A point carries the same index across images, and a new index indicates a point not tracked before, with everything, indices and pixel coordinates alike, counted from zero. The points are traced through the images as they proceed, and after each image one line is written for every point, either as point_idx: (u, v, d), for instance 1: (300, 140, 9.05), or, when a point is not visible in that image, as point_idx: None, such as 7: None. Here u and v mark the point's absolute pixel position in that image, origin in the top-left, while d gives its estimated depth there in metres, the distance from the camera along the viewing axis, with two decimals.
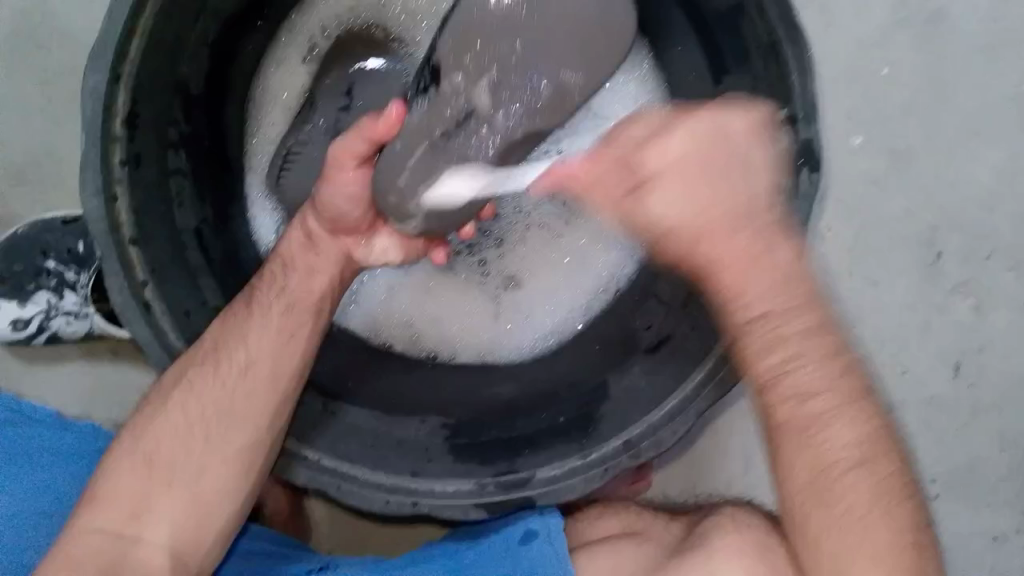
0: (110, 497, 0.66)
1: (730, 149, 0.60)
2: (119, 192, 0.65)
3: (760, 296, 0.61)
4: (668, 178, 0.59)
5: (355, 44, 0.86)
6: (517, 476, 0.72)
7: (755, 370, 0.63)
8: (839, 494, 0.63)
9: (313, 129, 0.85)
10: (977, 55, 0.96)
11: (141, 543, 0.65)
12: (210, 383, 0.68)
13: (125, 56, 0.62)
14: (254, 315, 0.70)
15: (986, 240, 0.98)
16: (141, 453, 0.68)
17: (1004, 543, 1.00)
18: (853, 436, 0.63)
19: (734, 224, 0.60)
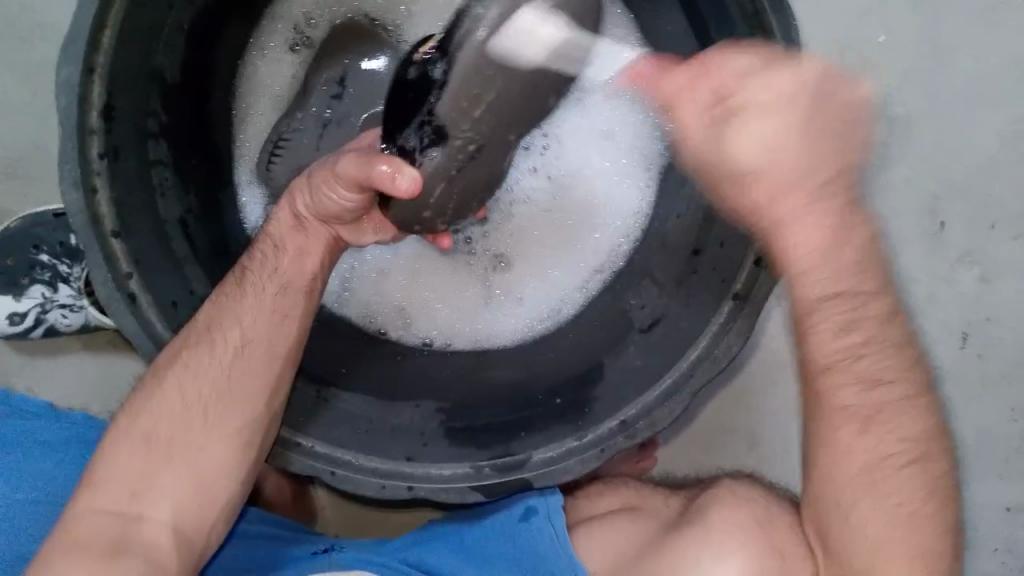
0: (111, 479, 0.65)
1: (838, 100, 0.60)
2: (99, 184, 0.64)
3: (819, 262, 0.63)
4: (760, 114, 0.60)
5: (343, 33, 0.85)
6: (514, 459, 0.71)
7: (818, 353, 0.65)
8: (867, 482, 0.65)
9: (304, 117, 0.85)
10: (977, 18, 0.94)
11: (144, 520, 0.64)
12: (205, 361, 0.67)
13: (98, 45, 0.61)
14: (246, 293, 0.69)
15: (991, 208, 0.96)
16: (139, 432, 0.67)
17: (1019, 515, 0.97)
18: (908, 428, 0.65)
19: (823, 164, 0.62)
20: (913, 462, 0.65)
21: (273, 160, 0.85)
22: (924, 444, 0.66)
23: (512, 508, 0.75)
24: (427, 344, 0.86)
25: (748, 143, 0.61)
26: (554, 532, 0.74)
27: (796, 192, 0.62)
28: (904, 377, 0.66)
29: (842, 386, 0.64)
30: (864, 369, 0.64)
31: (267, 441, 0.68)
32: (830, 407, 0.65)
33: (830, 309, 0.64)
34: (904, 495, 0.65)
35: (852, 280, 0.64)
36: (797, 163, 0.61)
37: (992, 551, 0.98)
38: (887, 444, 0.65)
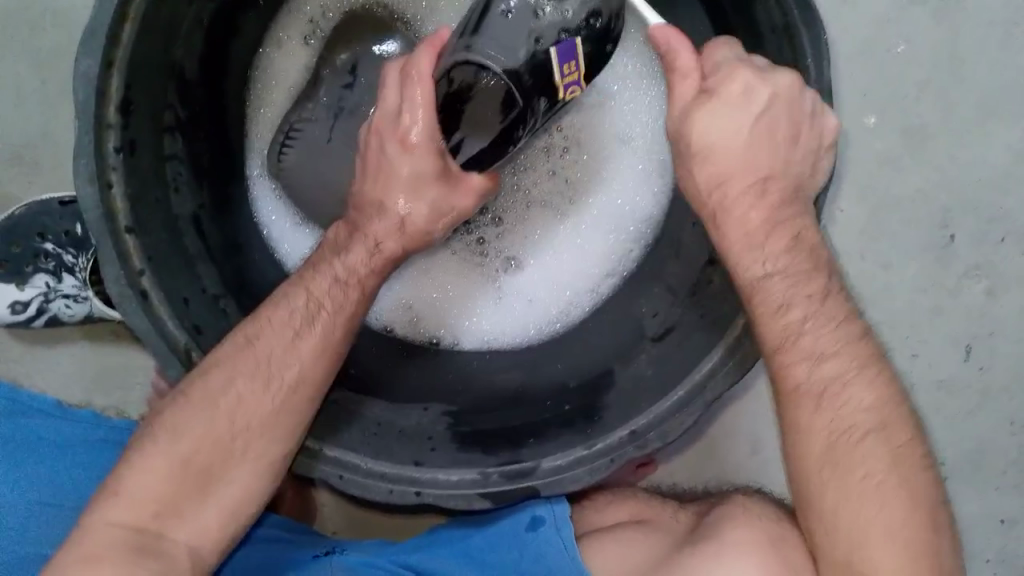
0: (137, 493, 0.63)
1: (794, 113, 0.64)
2: (114, 179, 0.63)
3: (773, 255, 0.65)
4: (722, 103, 0.65)
5: (353, 25, 0.84)
6: (523, 466, 0.71)
7: (776, 357, 0.64)
8: (857, 461, 0.63)
9: (317, 108, 0.81)
10: (995, 33, 0.94)
11: (163, 540, 0.63)
12: (257, 394, 0.66)
13: (118, 39, 0.60)
14: (303, 324, 0.68)
15: (1000, 223, 0.96)
16: (177, 453, 0.64)
17: (1015, 528, 0.98)
18: (872, 397, 0.64)
19: (756, 178, 0.66)
20: (874, 431, 0.63)
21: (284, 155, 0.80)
22: (882, 409, 0.64)
23: (518, 515, 0.75)
24: (437, 344, 0.86)
25: (707, 127, 0.66)
26: (562, 541, 0.74)
27: (740, 179, 0.66)
28: (847, 350, 0.64)
29: (792, 367, 0.64)
30: (806, 347, 0.64)
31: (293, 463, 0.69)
32: (787, 390, 0.65)
33: (775, 292, 0.64)
34: (871, 465, 0.63)
35: (786, 261, 0.64)
36: (729, 153, 0.66)
37: (985, 562, 0.98)
38: (845, 417, 0.63)
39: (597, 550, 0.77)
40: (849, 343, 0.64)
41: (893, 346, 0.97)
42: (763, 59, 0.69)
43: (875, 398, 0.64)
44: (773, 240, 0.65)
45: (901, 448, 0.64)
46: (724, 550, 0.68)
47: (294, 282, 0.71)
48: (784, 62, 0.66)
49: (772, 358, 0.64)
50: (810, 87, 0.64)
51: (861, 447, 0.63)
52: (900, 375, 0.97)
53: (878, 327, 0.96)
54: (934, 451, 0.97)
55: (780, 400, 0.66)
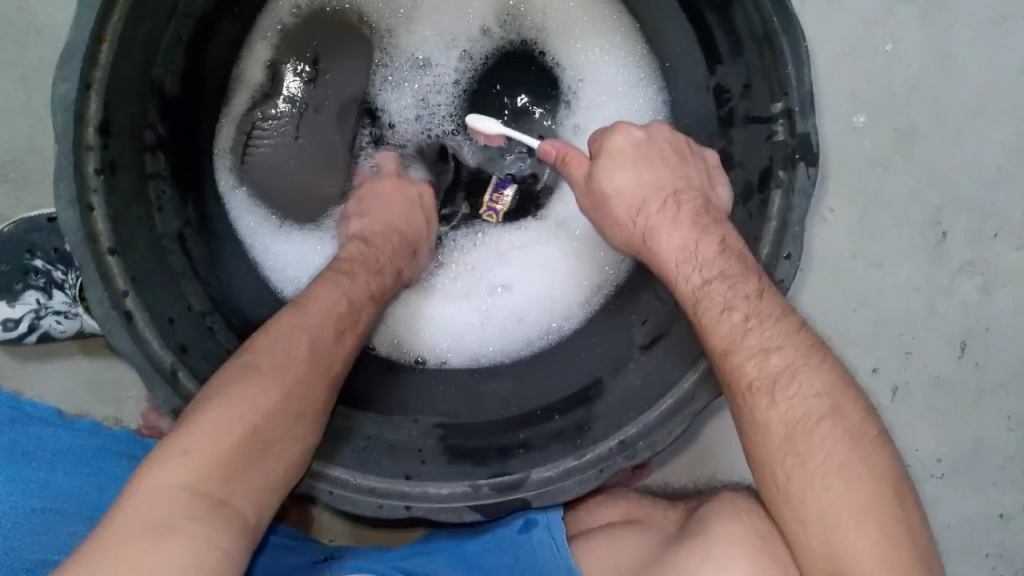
0: (195, 456, 0.56)
1: (657, 152, 0.73)
2: (95, 201, 0.63)
3: (706, 263, 0.66)
4: (620, 156, 0.73)
5: (319, 24, 0.84)
6: (512, 478, 0.70)
7: (713, 340, 0.64)
8: (814, 446, 0.61)
9: (279, 106, 0.84)
10: (984, 28, 0.93)
11: (224, 510, 0.56)
12: (308, 370, 0.64)
13: (95, 61, 0.60)
14: (330, 316, 0.68)
15: (993, 219, 0.95)
16: (242, 411, 0.59)
17: (1013, 524, 0.97)
18: (821, 385, 0.63)
19: (677, 204, 0.70)
20: (829, 413, 0.62)
21: (246, 155, 0.83)
22: (834, 396, 0.62)
23: (513, 521, 0.76)
24: (422, 361, 0.85)
25: (609, 180, 0.73)
26: (555, 544, 0.74)
27: (655, 198, 0.71)
28: (790, 342, 0.63)
29: (742, 363, 0.63)
30: (754, 344, 0.63)
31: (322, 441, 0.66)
32: (740, 388, 0.63)
33: (713, 294, 0.65)
34: (830, 450, 0.61)
35: (719, 266, 0.66)
36: (639, 188, 0.72)
37: (985, 558, 0.98)
38: (799, 406, 0.62)
39: (586, 552, 0.77)
40: (795, 330, 0.64)
41: (887, 345, 0.96)
42: (744, 65, 0.68)
43: (826, 381, 0.63)
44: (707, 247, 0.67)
45: (855, 427, 0.62)
46: (713, 549, 0.68)
47: (308, 285, 0.72)
48: (765, 68, 0.65)
49: (708, 344, 0.65)
50: (791, 94, 0.64)
51: (816, 434, 0.61)
52: (895, 374, 0.96)
53: (872, 326, 0.96)
54: (931, 448, 0.97)
55: (734, 402, 0.64)
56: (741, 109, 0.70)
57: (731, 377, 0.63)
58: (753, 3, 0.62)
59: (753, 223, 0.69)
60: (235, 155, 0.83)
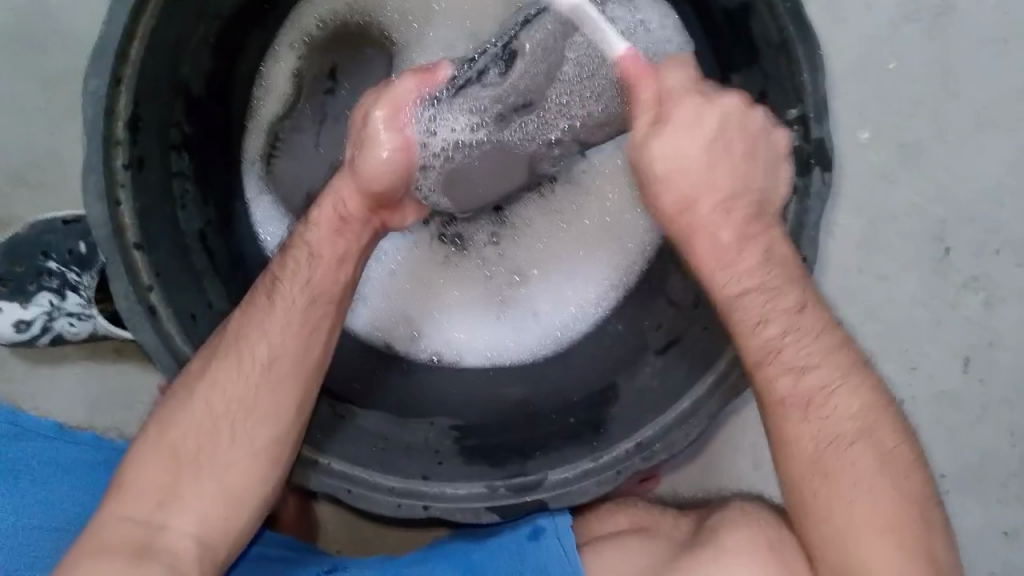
0: (141, 489, 0.66)
1: (750, 133, 0.66)
2: (122, 196, 0.64)
3: (749, 271, 0.65)
4: (681, 134, 0.66)
5: (344, 39, 0.85)
6: (528, 479, 0.71)
7: (747, 349, 0.65)
8: (842, 466, 0.63)
9: (302, 116, 0.85)
10: (986, 47, 0.95)
11: (167, 531, 0.65)
12: (234, 377, 0.67)
13: (126, 58, 0.61)
14: (275, 305, 0.69)
15: (995, 235, 0.97)
16: (167, 443, 0.67)
17: (1017, 539, 0.98)
18: (858, 403, 0.65)
19: (727, 202, 0.66)
20: (860, 436, 0.64)
21: (272, 161, 0.85)
22: (868, 417, 0.64)
23: (520, 526, 0.77)
24: (435, 359, 0.87)
25: (658, 157, 0.67)
26: (563, 550, 0.75)
27: (707, 198, 0.67)
28: (829, 360, 0.65)
29: (776, 378, 0.64)
30: (786, 360, 0.64)
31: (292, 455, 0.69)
32: (772, 400, 0.65)
33: (749, 306, 0.65)
34: (862, 473, 0.63)
35: (760, 275, 0.65)
36: (693, 179, 0.66)
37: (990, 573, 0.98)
38: (832, 426, 0.64)
39: (594, 556, 0.77)
40: (830, 352, 0.65)
41: (893, 357, 0.97)
42: (761, 74, 0.69)
43: (861, 402, 0.65)
44: (760, 240, 0.66)
45: (891, 451, 0.64)
46: (724, 558, 0.68)
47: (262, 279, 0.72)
48: (782, 76, 0.66)
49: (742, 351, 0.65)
50: (807, 101, 0.65)
51: (849, 456, 0.64)
52: (900, 387, 0.97)
53: (878, 338, 0.97)
54: (935, 462, 0.98)
55: (765, 414, 0.66)
56: None
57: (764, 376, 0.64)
58: (770, 13, 0.64)
59: None
60: (263, 163, 0.84)
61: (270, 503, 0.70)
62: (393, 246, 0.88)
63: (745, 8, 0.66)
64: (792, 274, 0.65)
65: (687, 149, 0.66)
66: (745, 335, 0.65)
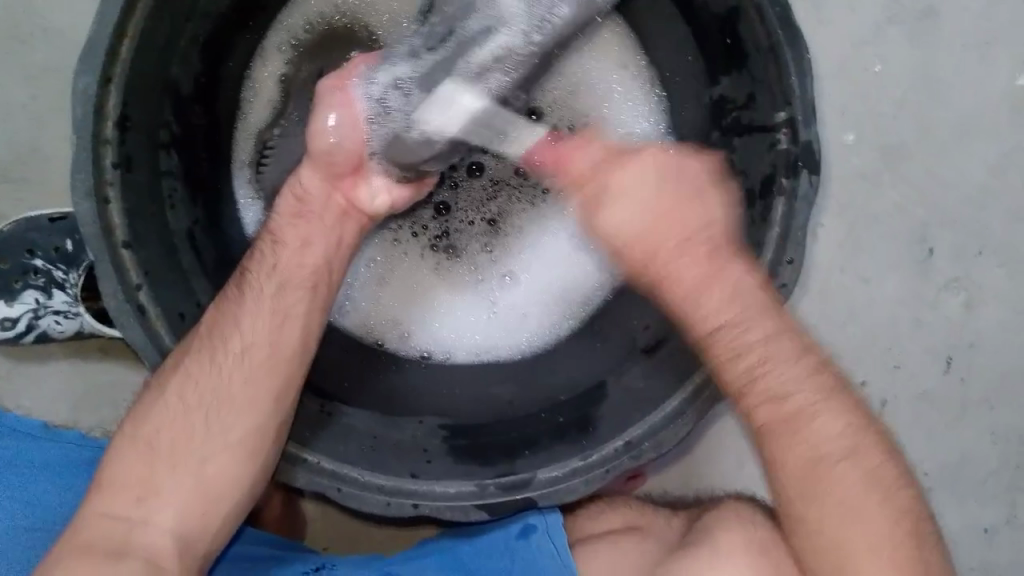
0: (118, 485, 0.66)
1: (692, 181, 0.66)
2: (111, 195, 0.64)
3: (716, 310, 0.66)
4: (620, 199, 0.65)
5: (332, 43, 0.85)
6: (518, 478, 0.71)
7: (729, 376, 0.67)
8: (829, 485, 0.66)
9: (290, 121, 0.85)
10: (969, 52, 0.97)
11: (148, 526, 0.65)
12: (207, 368, 0.68)
13: (116, 56, 0.61)
14: (244, 295, 0.70)
15: (976, 237, 0.98)
16: (143, 439, 0.67)
17: (996, 537, 1.00)
18: (841, 426, 0.67)
19: (684, 249, 0.65)
20: (845, 457, 0.66)
21: (262, 166, 0.85)
22: (854, 436, 0.67)
23: (510, 525, 0.76)
24: (424, 358, 0.87)
25: (609, 224, 0.65)
26: (555, 549, 0.75)
27: (665, 251, 0.65)
28: (808, 384, 0.67)
29: (756, 406, 0.67)
30: (771, 384, 0.67)
31: (276, 446, 0.69)
32: (760, 424, 0.67)
33: (723, 339, 0.66)
34: (844, 491, 0.66)
35: (734, 308, 0.66)
36: (640, 234, 0.65)
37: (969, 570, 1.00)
38: (818, 446, 0.66)
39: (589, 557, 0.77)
40: (810, 376, 0.67)
41: (875, 356, 0.98)
42: (749, 77, 0.70)
43: (846, 421, 0.67)
44: (728, 270, 0.66)
45: (874, 468, 0.67)
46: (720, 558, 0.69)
47: (234, 278, 0.72)
48: (769, 81, 0.67)
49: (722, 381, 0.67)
50: (795, 105, 0.66)
51: (836, 472, 0.66)
52: (882, 386, 0.99)
53: (861, 338, 0.98)
54: (916, 461, 0.99)
55: (756, 438, 0.68)
56: (746, 119, 0.72)
57: (749, 393, 0.66)
58: (759, 17, 0.64)
59: (756, 229, 0.71)
60: (253, 167, 0.85)
61: (254, 500, 0.70)
62: (376, 259, 0.88)
63: (734, 13, 0.67)
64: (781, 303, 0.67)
65: (629, 209, 0.65)
66: (705, 347, 0.67)
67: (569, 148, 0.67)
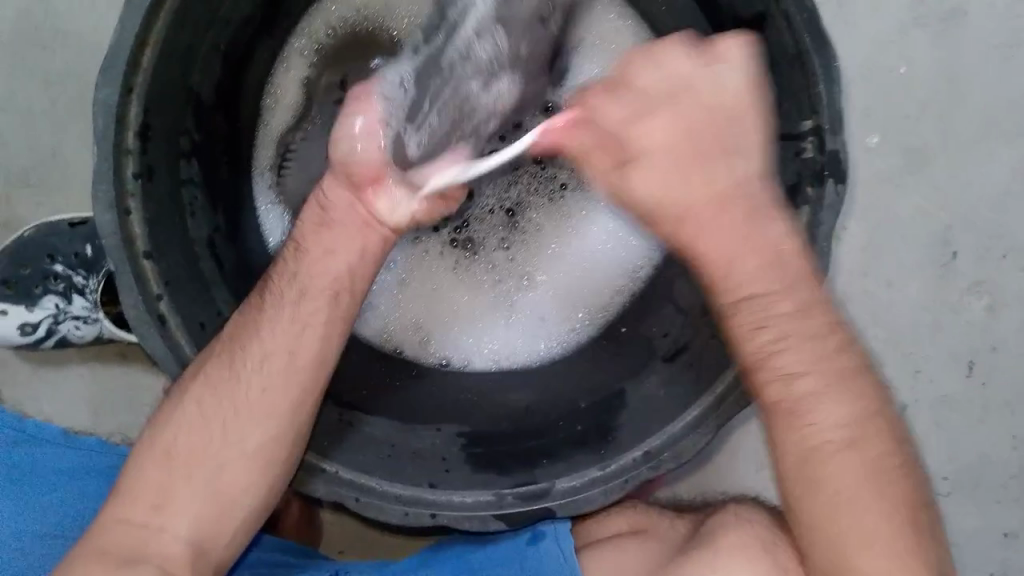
0: (136, 490, 0.66)
1: (715, 106, 0.63)
2: (132, 205, 0.64)
3: (748, 279, 0.65)
4: (655, 155, 0.63)
5: (355, 48, 0.84)
6: (537, 487, 0.71)
7: (744, 352, 0.66)
8: (828, 479, 0.64)
9: (311, 127, 0.84)
10: (996, 53, 0.95)
11: (163, 533, 0.65)
12: (226, 377, 0.67)
13: (137, 67, 0.61)
14: (266, 305, 0.69)
15: (1000, 240, 0.97)
16: (160, 445, 0.67)
17: (1017, 542, 0.99)
18: (845, 415, 0.64)
19: (717, 211, 0.64)
20: (847, 446, 0.64)
21: (283, 170, 0.84)
22: (859, 425, 0.64)
23: (520, 533, 0.76)
24: (444, 363, 0.87)
25: (644, 187, 0.65)
26: (562, 553, 0.75)
27: (701, 207, 0.64)
28: (819, 368, 0.64)
29: (765, 385, 0.65)
30: (797, 380, 0.64)
31: (296, 453, 0.68)
32: (769, 405, 0.65)
33: (748, 311, 0.65)
34: (842, 483, 0.63)
35: (766, 279, 0.65)
36: (675, 193, 0.64)
37: None
38: (819, 434, 0.64)
39: (592, 559, 0.78)
40: (832, 354, 0.65)
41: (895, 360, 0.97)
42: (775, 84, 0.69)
43: (851, 410, 0.64)
44: (768, 229, 0.64)
45: (873, 459, 0.64)
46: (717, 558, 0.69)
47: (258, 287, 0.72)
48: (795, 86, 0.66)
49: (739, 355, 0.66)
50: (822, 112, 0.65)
51: (833, 462, 0.64)
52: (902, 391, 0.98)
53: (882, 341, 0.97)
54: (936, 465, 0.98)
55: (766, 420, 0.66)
56: None
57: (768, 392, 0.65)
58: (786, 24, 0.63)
59: None
60: (274, 172, 0.84)
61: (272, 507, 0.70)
62: (397, 257, 0.87)
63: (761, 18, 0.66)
64: (799, 276, 0.64)
65: (659, 151, 0.63)
66: (730, 318, 0.66)
67: (597, 104, 0.63)
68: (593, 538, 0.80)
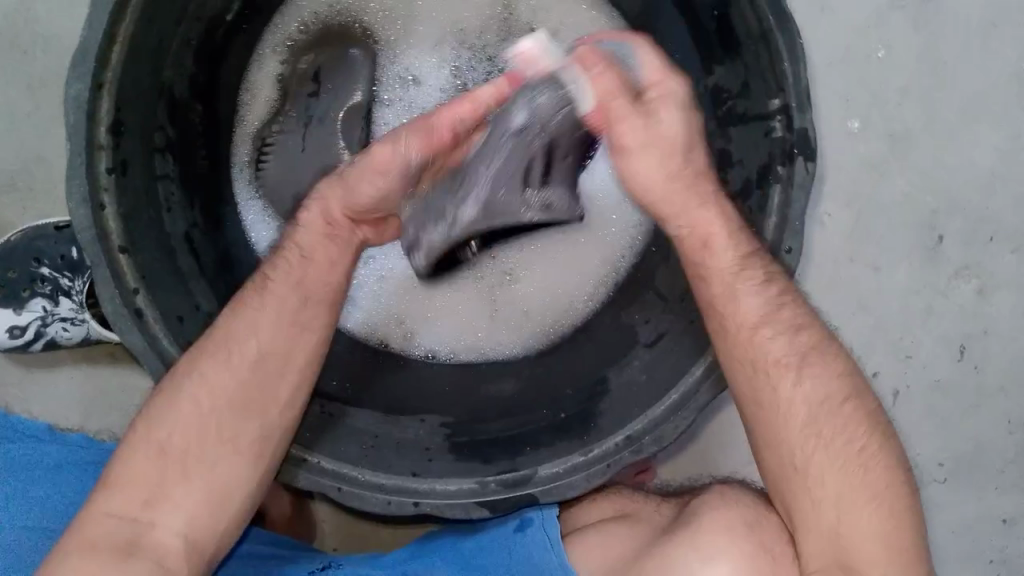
0: (126, 484, 0.66)
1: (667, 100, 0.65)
2: (106, 200, 0.64)
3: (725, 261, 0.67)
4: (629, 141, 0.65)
5: (328, 42, 0.85)
6: (518, 474, 0.71)
7: (736, 322, 0.67)
8: (832, 431, 0.67)
9: (287, 119, 0.84)
10: (974, 35, 0.95)
11: (155, 528, 0.65)
12: (224, 372, 0.67)
13: (107, 63, 0.61)
14: (267, 302, 0.69)
15: (986, 223, 0.97)
16: (155, 441, 0.67)
17: (1015, 526, 0.98)
18: (837, 371, 0.68)
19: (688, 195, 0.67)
20: (847, 399, 0.68)
21: (261, 166, 0.85)
22: (848, 380, 0.68)
23: (508, 520, 0.76)
24: (429, 356, 0.87)
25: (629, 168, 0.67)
26: (550, 541, 0.74)
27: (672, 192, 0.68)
28: (811, 327, 0.68)
29: (768, 348, 0.67)
30: (778, 353, 0.67)
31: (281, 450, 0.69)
32: (764, 369, 0.67)
33: (743, 295, 0.67)
34: (852, 434, 0.67)
35: (743, 260, 0.67)
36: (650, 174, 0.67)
37: (988, 561, 0.98)
38: (820, 390, 0.67)
39: (579, 543, 0.77)
40: (816, 322, 0.69)
41: (886, 346, 0.97)
42: (743, 66, 0.69)
43: (842, 363, 0.69)
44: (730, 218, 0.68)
45: (869, 411, 0.68)
46: (701, 538, 0.69)
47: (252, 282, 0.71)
48: (763, 67, 0.66)
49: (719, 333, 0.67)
50: (789, 91, 0.65)
51: (835, 412, 0.67)
52: (894, 376, 0.97)
53: (872, 327, 0.97)
54: (931, 451, 0.98)
55: (754, 393, 0.67)
56: (740, 108, 0.72)
57: (753, 354, 0.67)
58: (750, 4, 0.63)
59: (755, 217, 0.70)
60: (253, 168, 0.85)
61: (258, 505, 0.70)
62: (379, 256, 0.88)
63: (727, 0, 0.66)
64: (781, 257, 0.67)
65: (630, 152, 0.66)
66: (722, 310, 0.67)
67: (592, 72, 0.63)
68: (577, 525, 0.80)
